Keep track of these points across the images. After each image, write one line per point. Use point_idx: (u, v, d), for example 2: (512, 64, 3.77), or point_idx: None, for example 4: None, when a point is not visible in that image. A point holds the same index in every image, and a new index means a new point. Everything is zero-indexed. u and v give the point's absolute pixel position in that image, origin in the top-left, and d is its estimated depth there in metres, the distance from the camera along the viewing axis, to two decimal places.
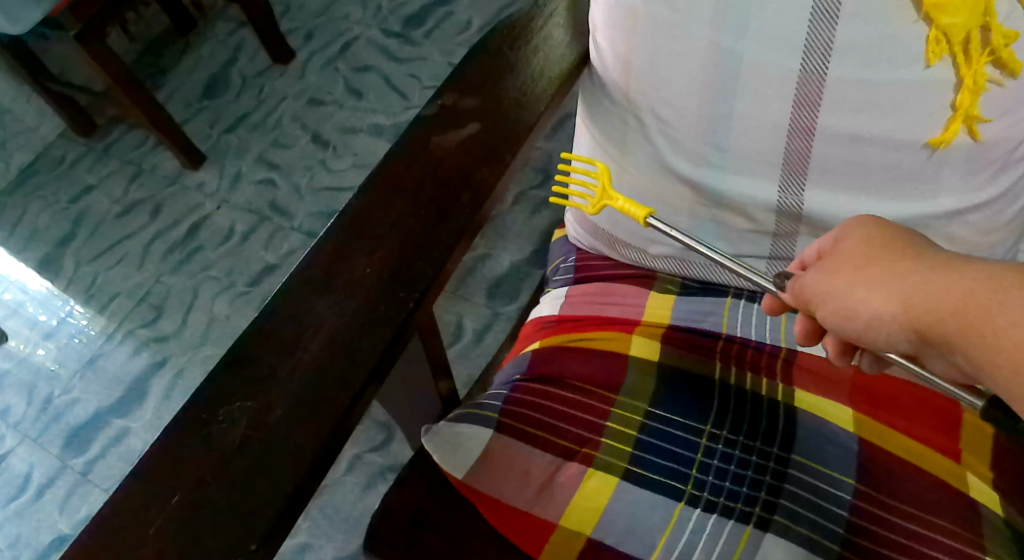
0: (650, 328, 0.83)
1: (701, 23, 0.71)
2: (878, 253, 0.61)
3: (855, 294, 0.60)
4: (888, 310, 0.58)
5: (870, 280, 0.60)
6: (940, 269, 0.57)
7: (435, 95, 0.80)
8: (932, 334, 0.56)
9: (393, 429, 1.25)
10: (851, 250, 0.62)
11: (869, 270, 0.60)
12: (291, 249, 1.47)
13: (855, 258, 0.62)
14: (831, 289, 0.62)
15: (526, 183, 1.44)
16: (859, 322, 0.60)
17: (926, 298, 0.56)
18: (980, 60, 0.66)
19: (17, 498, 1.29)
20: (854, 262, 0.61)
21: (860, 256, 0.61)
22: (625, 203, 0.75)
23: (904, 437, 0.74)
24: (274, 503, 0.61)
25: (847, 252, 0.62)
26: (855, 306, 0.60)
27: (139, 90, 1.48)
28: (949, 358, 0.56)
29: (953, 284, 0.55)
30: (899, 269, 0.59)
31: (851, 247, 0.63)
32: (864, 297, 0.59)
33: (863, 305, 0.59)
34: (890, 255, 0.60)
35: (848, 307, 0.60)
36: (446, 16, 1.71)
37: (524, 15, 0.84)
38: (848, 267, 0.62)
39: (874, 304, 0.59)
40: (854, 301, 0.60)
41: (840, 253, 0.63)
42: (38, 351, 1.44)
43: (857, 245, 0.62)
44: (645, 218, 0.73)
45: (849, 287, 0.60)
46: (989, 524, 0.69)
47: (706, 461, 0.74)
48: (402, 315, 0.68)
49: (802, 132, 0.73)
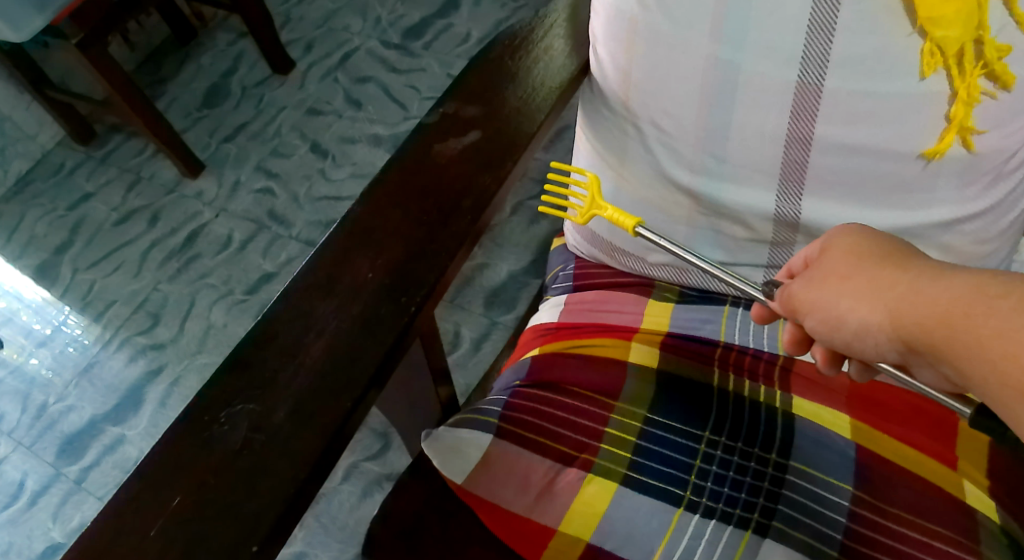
0: (649, 335, 0.83)
1: (700, 34, 0.72)
2: (864, 262, 0.62)
3: (841, 303, 0.61)
4: (875, 320, 0.59)
5: (857, 289, 0.61)
6: (926, 277, 0.58)
7: (437, 104, 0.81)
8: (918, 343, 0.57)
9: (390, 437, 1.25)
10: (837, 259, 0.63)
11: (855, 279, 0.61)
12: (290, 257, 1.47)
13: (841, 267, 0.63)
14: (819, 298, 0.63)
15: (524, 193, 1.45)
16: (846, 331, 0.61)
17: (912, 308, 0.57)
18: (974, 73, 0.67)
19: (11, 506, 1.29)
20: (840, 270, 0.62)
21: (845, 265, 0.62)
22: (614, 212, 0.75)
23: (900, 444, 0.74)
24: (275, 507, 0.61)
25: (834, 260, 0.64)
26: (841, 316, 0.61)
27: (140, 99, 1.49)
28: (937, 368, 0.57)
29: (938, 294, 0.56)
30: (884, 278, 0.60)
31: (837, 255, 0.64)
32: (850, 307, 0.61)
33: (851, 314, 0.61)
34: (876, 263, 0.61)
35: (835, 316, 0.62)
36: (445, 27, 1.73)
37: (524, 25, 0.85)
38: (834, 275, 0.63)
39: (861, 314, 0.60)
40: (841, 310, 0.61)
41: (827, 262, 0.64)
42: (32, 360, 1.44)
43: (843, 255, 0.63)
44: (634, 227, 0.73)
45: (836, 296, 0.62)
46: (985, 530, 0.69)
47: (705, 467, 0.75)
48: (403, 321, 0.68)
49: (799, 142, 0.74)
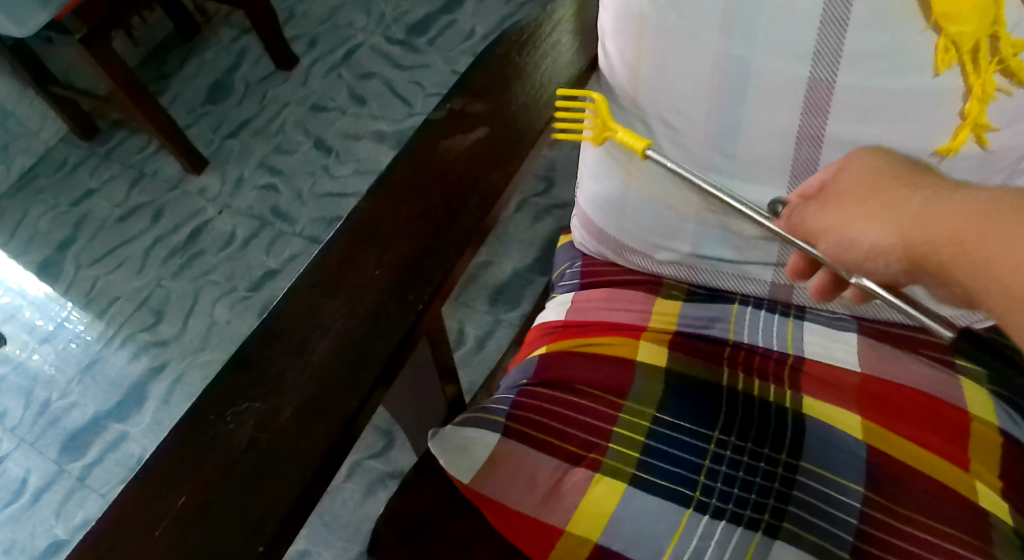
0: (657, 334, 0.83)
1: (710, 30, 0.71)
2: (879, 184, 0.61)
3: (854, 225, 0.60)
4: (886, 240, 0.58)
5: (869, 210, 0.60)
6: (940, 197, 0.57)
7: (445, 99, 0.80)
8: (928, 262, 0.57)
9: (394, 435, 1.24)
10: (852, 181, 0.62)
11: (869, 200, 0.60)
12: (293, 254, 1.47)
13: (855, 190, 0.62)
14: (831, 220, 0.62)
15: (529, 190, 1.44)
16: (858, 252, 0.61)
17: (925, 227, 0.56)
18: (989, 69, 0.66)
19: (14, 503, 1.28)
20: (854, 192, 0.62)
21: (859, 188, 0.62)
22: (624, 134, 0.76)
23: (913, 445, 0.73)
24: (281, 506, 0.60)
25: (849, 182, 0.63)
26: (854, 237, 0.60)
27: (144, 95, 1.48)
28: (945, 286, 0.57)
29: (951, 213, 0.56)
30: (897, 198, 0.59)
31: (852, 177, 0.63)
32: (862, 228, 0.60)
33: (863, 235, 0.60)
34: (892, 185, 0.60)
35: (848, 237, 0.61)
36: (450, 24, 1.72)
37: (531, 20, 0.84)
38: (848, 198, 0.62)
39: (872, 234, 0.59)
40: (853, 232, 0.60)
41: (841, 184, 0.63)
42: (35, 356, 1.43)
43: (858, 178, 0.62)
44: (645, 149, 0.76)
45: (848, 218, 0.61)
46: (998, 532, 0.69)
47: (714, 467, 0.74)
48: (410, 318, 0.67)
49: (810, 139, 0.74)
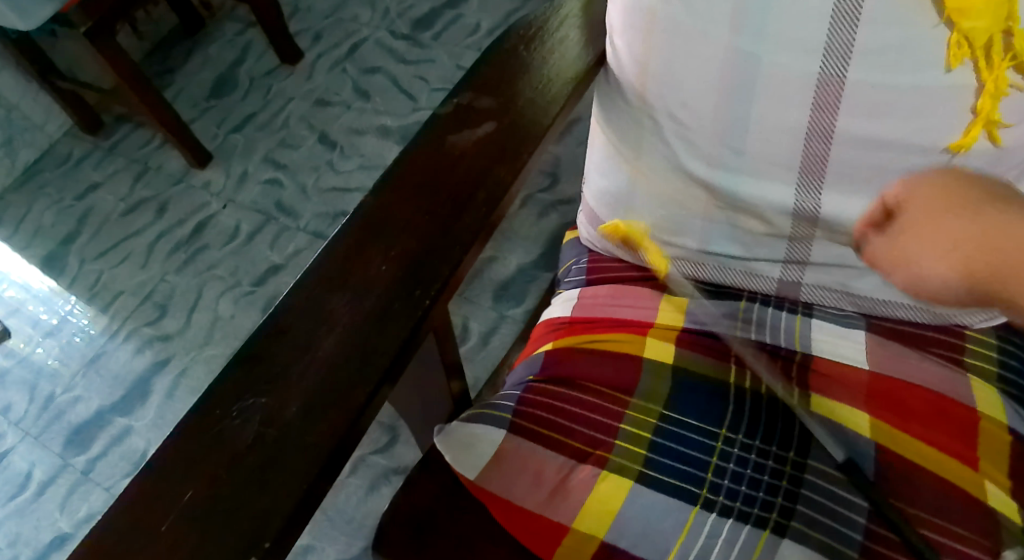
0: (663, 331, 0.82)
1: (720, 25, 0.71)
2: (950, 211, 0.53)
3: (928, 263, 0.53)
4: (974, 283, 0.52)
5: (945, 244, 0.52)
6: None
7: (451, 94, 0.79)
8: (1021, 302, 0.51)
9: (398, 430, 1.24)
10: (917, 209, 0.55)
11: (942, 232, 0.53)
12: (297, 249, 1.47)
13: (925, 219, 0.54)
14: (903, 258, 0.55)
15: (534, 185, 1.44)
16: (938, 291, 0.54)
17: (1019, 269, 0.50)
18: (1002, 65, 0.66)
19: (18, 496, 1.28)
20: (924, 222, 0.54)
21: (929, 217, 0.54)
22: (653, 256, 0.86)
23: (921, 444, 0.73)
24: (287, 503, 0.60)
25: (915, 210, 0.55)
26: (930, 278, 0.53)
27: (148, 89, 1.47)
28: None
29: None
30: (974, 228, 0.51)
31: (917, 204, 0.55)
32: (941, 267, 0.52)
33: (940, 275, 0.53)
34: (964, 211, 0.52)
35: (923, 279, 0.54)
36: (455, 18, 1.72)
37: (538, 15, 0.84)
38: (918, 228, 0.54)
39: (953, 275, 0.52)
40: (927, 271, 0.53)
41: (906, 214, 0.55)
42: (39, 350, 1.43)
43: (924, 204, 0.54)
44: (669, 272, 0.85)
45: (921, 256, 0.53)
46: (1007, 532, 0.68)
47: (721, 465, 0.74)
48: (416, 314, 0.67)
49: (820, 136, 0.73)
